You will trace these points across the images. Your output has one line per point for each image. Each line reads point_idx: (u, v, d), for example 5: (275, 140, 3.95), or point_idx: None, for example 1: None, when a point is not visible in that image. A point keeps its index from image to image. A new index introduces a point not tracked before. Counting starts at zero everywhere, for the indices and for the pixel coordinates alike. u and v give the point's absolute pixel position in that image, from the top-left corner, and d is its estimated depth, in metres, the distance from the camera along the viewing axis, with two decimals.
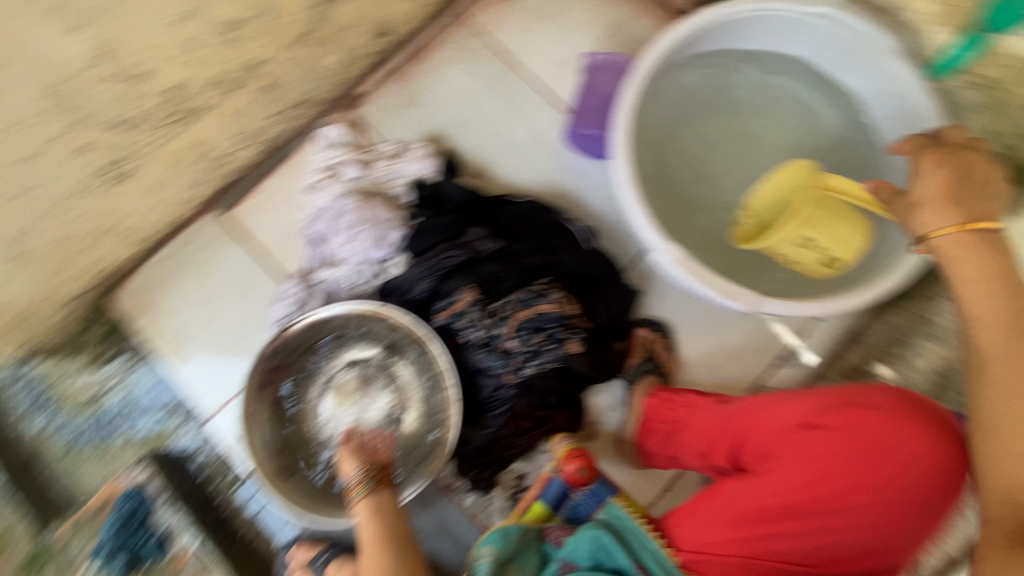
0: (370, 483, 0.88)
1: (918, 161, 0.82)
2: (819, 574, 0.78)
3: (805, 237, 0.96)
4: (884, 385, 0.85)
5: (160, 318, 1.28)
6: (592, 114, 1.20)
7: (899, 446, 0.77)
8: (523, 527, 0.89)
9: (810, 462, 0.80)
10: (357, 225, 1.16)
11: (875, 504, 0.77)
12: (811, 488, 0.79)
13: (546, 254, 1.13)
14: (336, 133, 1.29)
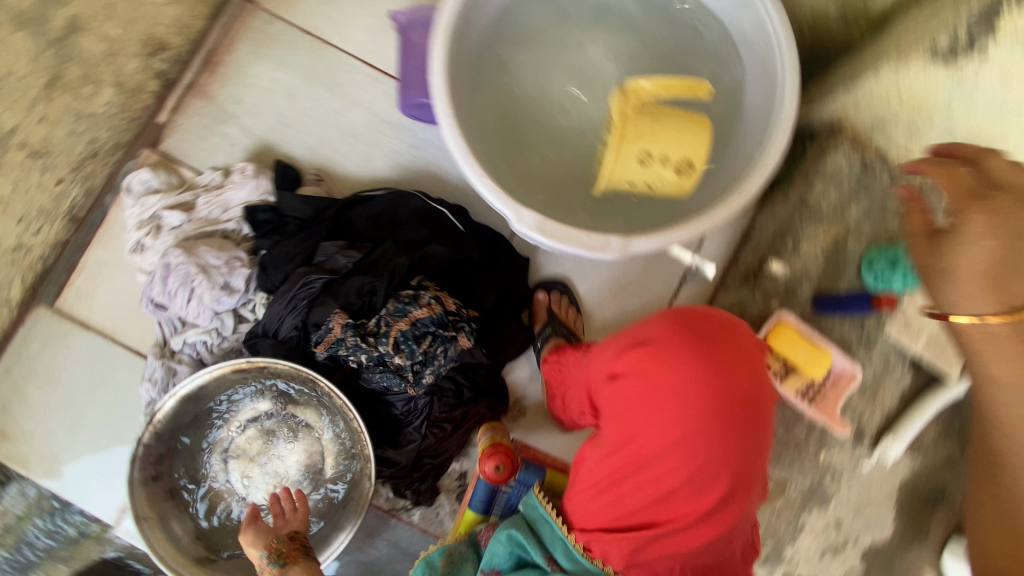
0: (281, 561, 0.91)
1: (966, 210, 0.66)
2: (678, 523, 0.71)
3: (646, 151, 0.79)
4: (664, 312, 0.78)
5: (19, 443, 1.10)
6: (416, 81, 1.07)
7: (681, 371, 0.71)
8: (454, 544, 0.88)
9: (619, 418, 0.74)
10: (188, 279, 1.01)
11: (693, 431, 0.70)
12: (633, 443, 0.72)
13: (412, 250, 1.03)
14: (141, 177, 1.10)
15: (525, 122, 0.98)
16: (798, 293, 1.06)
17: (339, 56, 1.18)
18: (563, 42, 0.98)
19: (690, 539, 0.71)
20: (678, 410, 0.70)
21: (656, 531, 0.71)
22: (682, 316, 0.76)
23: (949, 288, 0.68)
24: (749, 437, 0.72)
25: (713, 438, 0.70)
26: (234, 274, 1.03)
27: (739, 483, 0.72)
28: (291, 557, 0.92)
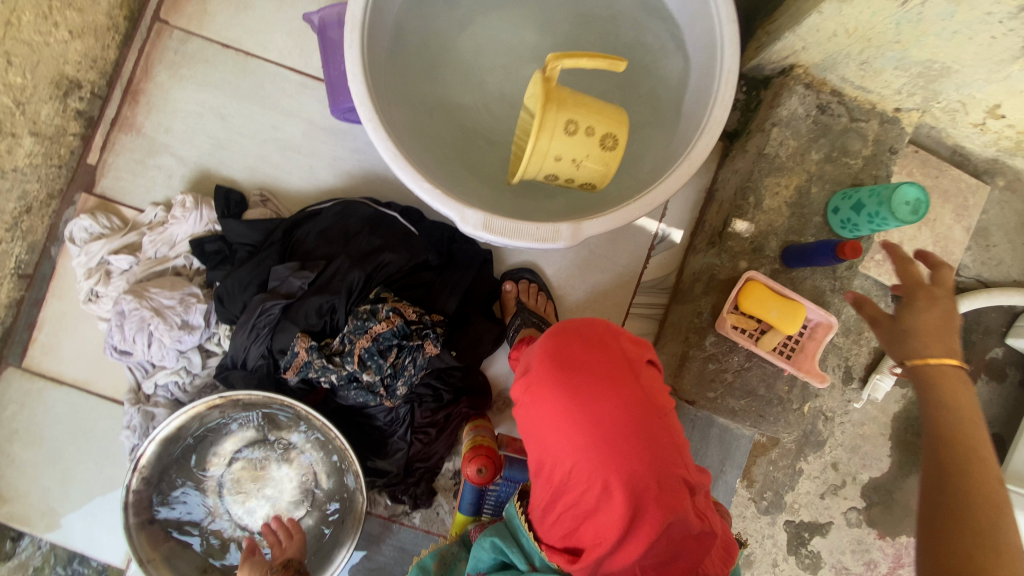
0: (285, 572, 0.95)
1: (915, 279, 0.71)
2: (609, 550, 0.64)
3: (572, 121, 0.73)
4: (547, 332, 0.75)
5: (16, 504, 1.11)
6: (343, 85, 1.02)
7: (550, 398, 0.67)
8: (446, 547, 0.89)
9: (528, 448, 0.71)
10: (144, 323, 0.99)
11: (578, 455, 0.65)
12: (542, 476, 0.69)
13: (366, 262, 1.00)
14: (83, 223, 1.07)
15: (456, 119, 0.95)
16: (769, 247, 1.02)
17: (265, 67, 1.13)
18: (486, 32, 0.95)
19: (624, 563, 0.64)
20: (558, 437, 0.66)
21: (587, 560, 0.66)
22: (557, 336, 0.73)
23: (911, 345, 0.69)
24: (646, 445, 0.64)
25: (601, 458, 0.64)
26: (192, 311, 1.01)
27: (654, 495, 0.63)
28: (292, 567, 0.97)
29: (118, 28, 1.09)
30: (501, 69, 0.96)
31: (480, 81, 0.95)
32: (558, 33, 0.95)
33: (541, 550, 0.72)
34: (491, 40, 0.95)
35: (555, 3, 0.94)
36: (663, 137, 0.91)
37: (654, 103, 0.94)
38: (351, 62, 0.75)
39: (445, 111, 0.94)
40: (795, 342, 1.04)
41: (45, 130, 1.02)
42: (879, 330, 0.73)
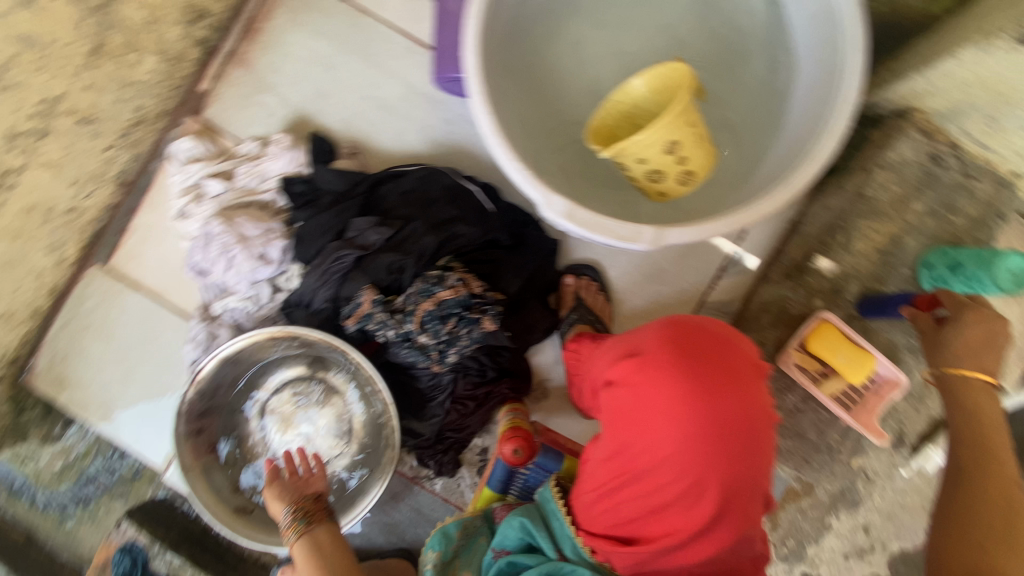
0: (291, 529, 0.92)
1: (965, 304, 0.82)
2: (674, 544, 0.65)
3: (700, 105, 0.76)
4: (667, 316, 0.72)
5: (79, 391, 1.18)
6: (452, 53, 1.03)
7: (669, 381, 0.65)
8: (469, 517, 0.90)
9: (614, 424, 0.70)
10: (228, 248, 1.05)
11: (683, 447, 0.64)
12: (626, 456, 0.68)
13: (440, 229, 1.02)
14: (185, 145, 1.13)
15: (558, 108, 0.95)
16: (847, 291, 0.99)
17: (375, 27, 1.16)
18: (600, 19, 0.93)
19: (683, 560, 0.65)
20: (663, 424, 0.65)
21: (643, 549, 0.66)
22: (681, 324, 0.70)
23: (944, 356, 0.82)
24: (747, 459, 0.65)
25: (704, 458, 0.64)
26: (270, 245, 1.06)
27: (738, 505, 0.65)
28: (298, 527, 0.92)
29: None
30: (609, 60, 0.94)
31: (585, 67, 0.94)
32: (674, 34, 0.93)
33: (576, 537, 0.72)
34: (603, 26, 0.93)
35: (681, 9, 0.92)
36: (761, 159, 0.89)
37: (760, 128, 0.91)
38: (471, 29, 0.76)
39: (545, 93, 0.94)
40: (858, 394, 0.98)
41: (170, 50, 1.12)
42: (924, 338, 0.85)
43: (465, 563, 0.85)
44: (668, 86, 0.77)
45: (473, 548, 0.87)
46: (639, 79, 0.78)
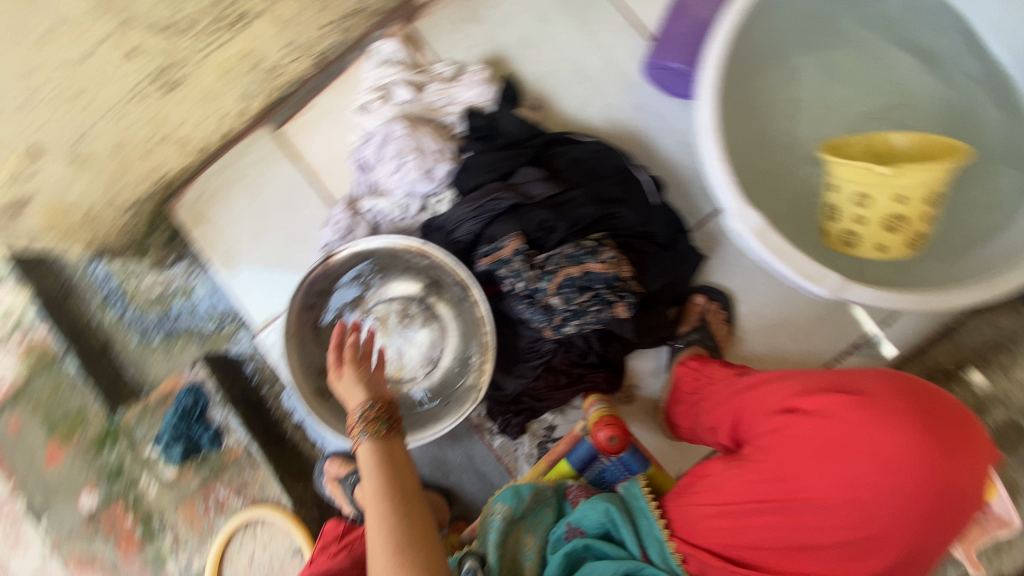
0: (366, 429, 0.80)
1: None
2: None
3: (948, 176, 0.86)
4: (888, 371, 0.73)
5: (213, 232, 1.26)
6: (677, 43, 1.02)
7: (868, 434, 0.67)
8: (539, 486, 0.91)
9: (790, 450, 0.72)
10: (403, 154, 1.09)
11: (862, 498, 0.67)
12: (788, 484, 0.71)
13: (604, 205, 1.01)
14: (389, 47, 1.17)
15: (772, 150, 1.02)
16: (989, 414, 0.90)
17: None
18: (832, 81, 1.03)
19: None
20: (856, 470, 0.67)
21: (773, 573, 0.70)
22: (909, 386, 0.70)
23: None
24: (926, 536, 0.67)
25: (886, 518, 0.67)
26: (439, 164, 1.10)
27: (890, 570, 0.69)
28: (375, 430, 0.80)
29: None
30: (829, 127, 1.02)
31: (799, 118, 1.03)
32: (890, 120, 1.01)
33: (670, 544, 0.76)
34: (829, 87, 1.03)
35: (912, 105, 1.00)
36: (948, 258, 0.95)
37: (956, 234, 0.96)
38: (723, 29, 0.85)
39: (749, 126, 1.00)
40: None
41: None
42: None
43: (529, 526, 0.86)
44: (927, 151, 0.88)
45: (538, 514, 0.88)
46: (903, 136, 0.89)
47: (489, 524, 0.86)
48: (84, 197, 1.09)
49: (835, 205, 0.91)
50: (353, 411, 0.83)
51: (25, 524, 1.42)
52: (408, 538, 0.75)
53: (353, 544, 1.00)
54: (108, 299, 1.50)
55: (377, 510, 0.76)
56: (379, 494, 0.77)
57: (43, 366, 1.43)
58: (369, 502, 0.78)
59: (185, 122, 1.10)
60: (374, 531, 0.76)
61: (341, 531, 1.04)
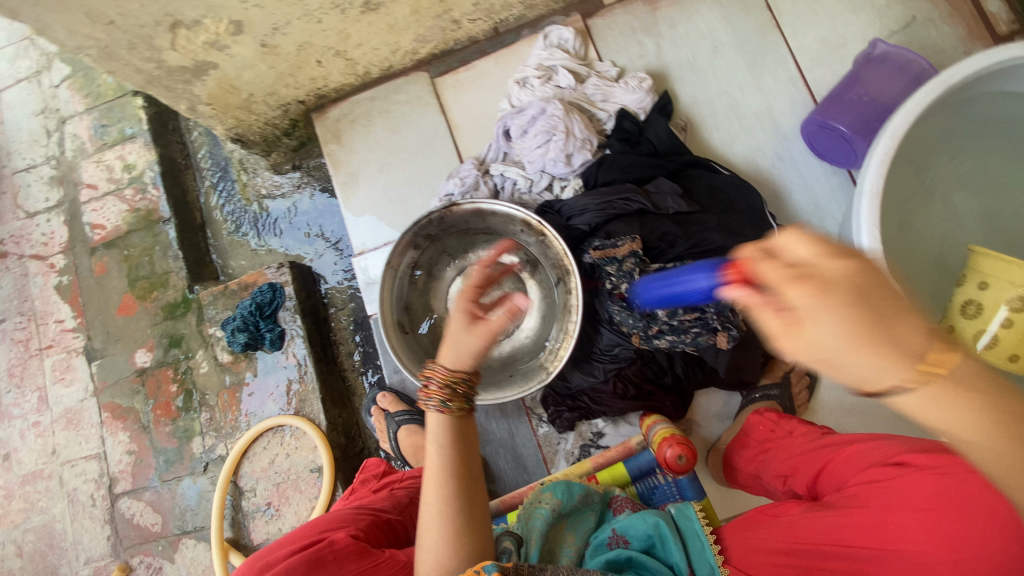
0: (445, 401, 0.68)
1: None
2: None
3: None
4: None
5: (343, 151, 1.32)
6: (845, 110, 1.04)
7: (960, 491, 0.61)
8: (589, 490, 0.95)
9: (882, 502, 0.67)
10: (549, 132, 1.10)
11: (944, 555, 0.59)
12: (864, 532, 0.67)
13: (730, 237, 1.02)
14: (565, 33, 1.22)
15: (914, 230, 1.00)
16: None
17: (779, 47, 1.19)
18: (989, 175, 1.00)
19: None
20: (954, 537, 0.59)
21: None
22: None
23: None
24: None
25: None
26: (580, 153, 1.11)
27: None
28: (453, 405, 0.68)
29: None
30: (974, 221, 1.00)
31: (946, 203, 1.00)
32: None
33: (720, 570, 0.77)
34: (983, 181, 1.00)
35: None
36: None
37: None
38: (911, 105, 0.85)
39: (898, 206, 0.99)
40: None
41: None
42: None
43: (572, 525, 0.88)
44: None
45: (580, 514, 0.90)
46: None
47: (535, 510, 0.88)
48: (255, 83, 1.16)
49: (972, 299, 0.89)
50: (438, 369, 0.69)
51: (77, 360, 1.49)
52: (466, 532, 0.65)
53: (392, 487, 1.04)
54: (218, 184, 1.59)
55: (435, 492, 0.66)
56: (441, 475, 0.67)
57: (146, 223, 1.52)
58: (428, 479, 0.68)
59: (363, 44, 1.17)
60: (428, 512, 0.66)
61: (381, 472, 1.10)
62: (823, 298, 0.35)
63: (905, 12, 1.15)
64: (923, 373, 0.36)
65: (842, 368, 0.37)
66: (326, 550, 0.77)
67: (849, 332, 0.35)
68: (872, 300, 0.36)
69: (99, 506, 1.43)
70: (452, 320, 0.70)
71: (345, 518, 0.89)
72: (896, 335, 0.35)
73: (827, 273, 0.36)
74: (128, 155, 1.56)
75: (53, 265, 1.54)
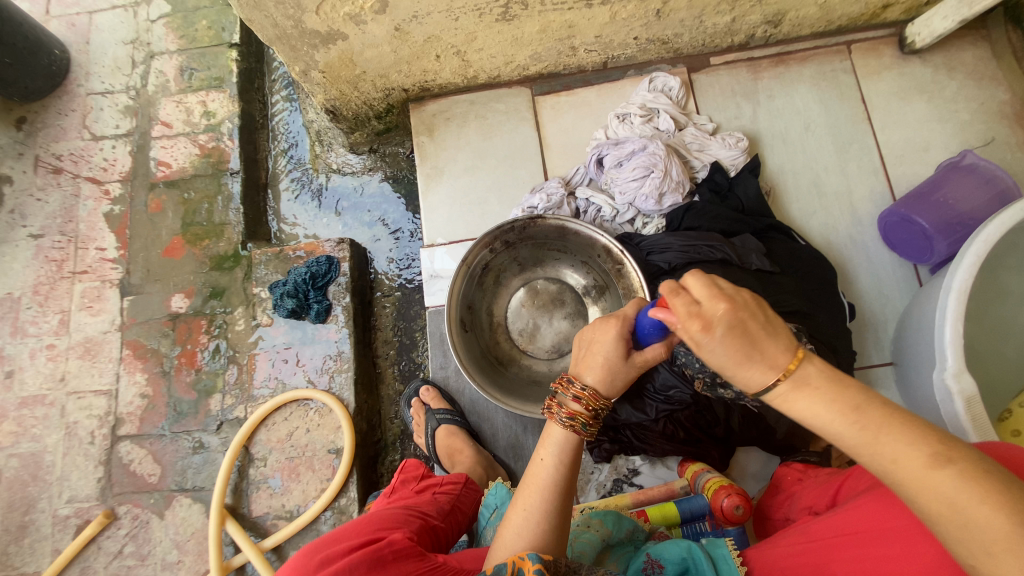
0: (586, 425, 0.73)
1: None
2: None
3: None
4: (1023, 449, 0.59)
5: (433, 145, 1.34)
6: (929, 209, 1.11)
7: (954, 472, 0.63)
8: (635, 526, 0.93)
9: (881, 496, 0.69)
10: (648, 169, 1.15)
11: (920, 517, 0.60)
12: (873, 516, 0.67)
13: (805, 304, 1.06)
14: (671, 82, 1.27)
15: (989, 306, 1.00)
16: None
17: (867, 137, 1.26)
18: None
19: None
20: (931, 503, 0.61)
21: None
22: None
23: None
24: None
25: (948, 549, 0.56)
26: (671, 194, 1.16)
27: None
28: (587, 430, 0.73)
29: (829, 26, 1.28)
30: None
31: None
32: None
33: None
34: None
35: None
36: None
37: None
38: (1004, 216, 0.86)
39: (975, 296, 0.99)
40: None
41: (735, 25, 1.23)
42: None
43: (616, 556, 0.86)
44: None
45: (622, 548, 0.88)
46: None
47: (582, 535, 0.87)
48: (371, 61, 1.18)
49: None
50: (587, 395, 0.73)
51: (111, 291, 1.47)
52: (553, 553, 0.67)
53: (434, 490, 0.99)
54: (290, 149, 1.60)
55: (538, 502, 0.69)
56: (550, 491, 0.70)
57: (212, 172, 1.52)
58: (534, 487, 0.70)
59: (483, 50, 1.21)
60: (524, 516, 0.69)
61: (421, 473, 1.03)
62: (710, 330, 0.54)
63: (989, 131, 1.23)
64: (784, 379, 0.53)
65: (728, 371, 0.56)
66: (386, 549, 0.73)
67: (732, 352, 0.54)
68: (744, 330, 0.54)
69: (97, 445, 1.37)
70: (610, 353, 0.75)
71: (397, 518, 0.85)
72: (762, 353, 0.53)
73: (710, 312, 0.54)
74: (209, 102, 1.57)
75: (107, 192, 1.53)
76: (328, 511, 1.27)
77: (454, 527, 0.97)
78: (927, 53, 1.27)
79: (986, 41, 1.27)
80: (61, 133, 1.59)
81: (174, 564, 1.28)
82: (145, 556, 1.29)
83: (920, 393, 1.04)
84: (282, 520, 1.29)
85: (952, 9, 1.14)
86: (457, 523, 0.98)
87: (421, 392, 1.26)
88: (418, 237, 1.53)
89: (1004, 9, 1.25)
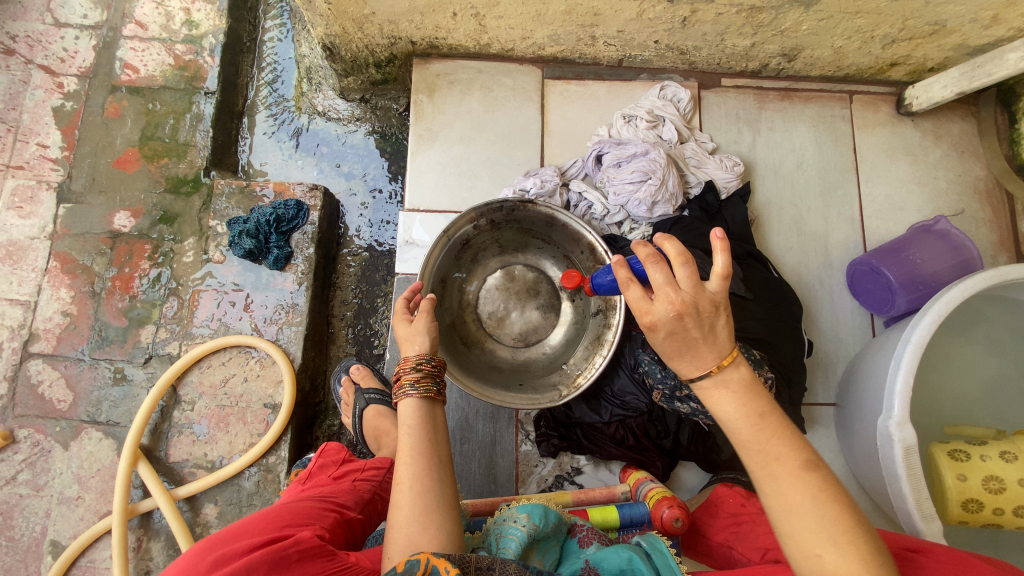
0: (416, 384, 0.70)
1: None
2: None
3: None
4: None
5: (431, 108, 1.28)
6: (898, 265, 1.16)
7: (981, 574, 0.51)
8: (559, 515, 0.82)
9: None
10: (645, 175, 1.14)
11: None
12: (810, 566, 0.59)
13: (770, 335, 1.09)
14: (681, 93, 1.27)
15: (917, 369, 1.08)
16: None
17: (852, 185, 1.30)
18: (975, 332, 1.08)
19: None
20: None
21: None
22: None
23: None
24: None
25: None
26: (662, 205, 1.16)
27: None
28: (422, 388, 0.70)
29: (838, 72, 1.31)
30: (966, 366, 1.08)
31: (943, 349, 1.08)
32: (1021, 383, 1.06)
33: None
34: (972, 335, 1.08)
35: None
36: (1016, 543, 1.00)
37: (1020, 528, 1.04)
38: (968, 283, 0.89)
39: None
40: None
41: (752, 51, 1.24)
42: None
43: (541, 553, 0.74)
44: None
45: (546, 542, 0.77)
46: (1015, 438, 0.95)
47: (506, 531, 0.75)
48: (384, 4, 1.10)
49: (1000, 478, 0.89)
50: (404, 361, 0.72)
51: (48, 194, 1.33)
52: (439, 516, 0.63)
53: (354, 478, 0.94)
54: (275, 79, 1.49)
55: (409, 471, 0.65)
56: (417, 452, 0.66)
57: (184, 87, 1.40)
58: (401, 457, 0.66)
59: (502, 19, 1.16)
60: (401, 488, 0.64)
61: (342, 458, 0.98)
62: (654, 329, 0.58)
63: (960, 202, 1.30)
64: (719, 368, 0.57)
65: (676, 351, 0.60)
66: (291, 549, 0.67)
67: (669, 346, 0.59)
68: (684, 335, 0.57)
69: (4, 358, 1.24)
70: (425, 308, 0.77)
71: (309, 513, 0.79)
72: (694, 355, 0.57)
73: (654, 317, 0.57)
74: (194, 12, 1.44)
75: (61, 85, 1.38)
76: (254, 467, 1.20)
77: (373, 517, 0.91)
78: (919, 118, 1.33)
79: (974, 118, 1.33)
80: (20, 11, 1.42)
81: (72, 500, 1.17)
82: (40, 487, 1.18)
83: (858, 438, 1.07)
84: (201, 469, 1.21)
85: (953, 80, 1.20)
86: (378, 512, 0.92)
87: (352, 370, 1.22)
88: (396, 200, 1.46)
89: (996, 90, 1.31)
